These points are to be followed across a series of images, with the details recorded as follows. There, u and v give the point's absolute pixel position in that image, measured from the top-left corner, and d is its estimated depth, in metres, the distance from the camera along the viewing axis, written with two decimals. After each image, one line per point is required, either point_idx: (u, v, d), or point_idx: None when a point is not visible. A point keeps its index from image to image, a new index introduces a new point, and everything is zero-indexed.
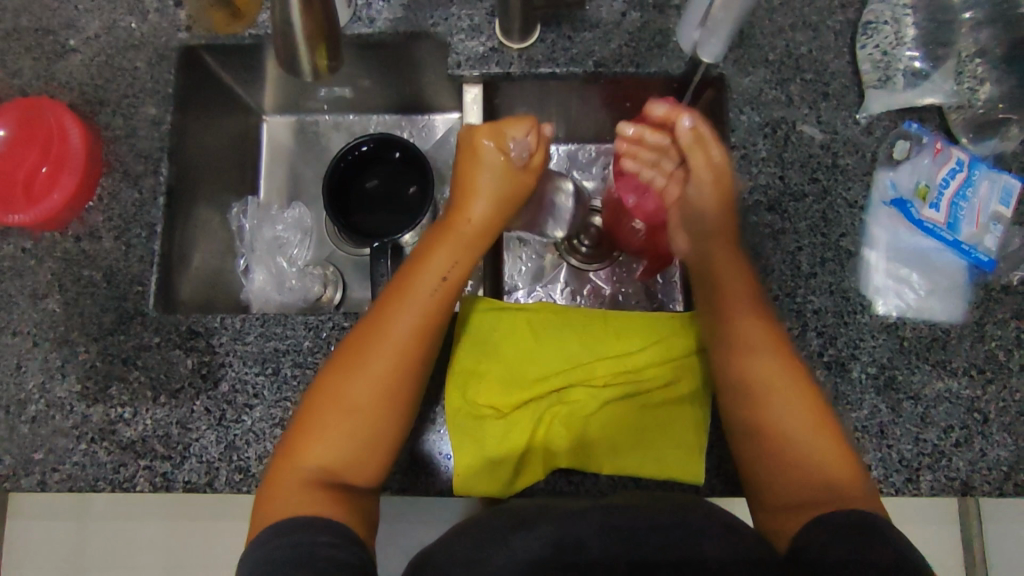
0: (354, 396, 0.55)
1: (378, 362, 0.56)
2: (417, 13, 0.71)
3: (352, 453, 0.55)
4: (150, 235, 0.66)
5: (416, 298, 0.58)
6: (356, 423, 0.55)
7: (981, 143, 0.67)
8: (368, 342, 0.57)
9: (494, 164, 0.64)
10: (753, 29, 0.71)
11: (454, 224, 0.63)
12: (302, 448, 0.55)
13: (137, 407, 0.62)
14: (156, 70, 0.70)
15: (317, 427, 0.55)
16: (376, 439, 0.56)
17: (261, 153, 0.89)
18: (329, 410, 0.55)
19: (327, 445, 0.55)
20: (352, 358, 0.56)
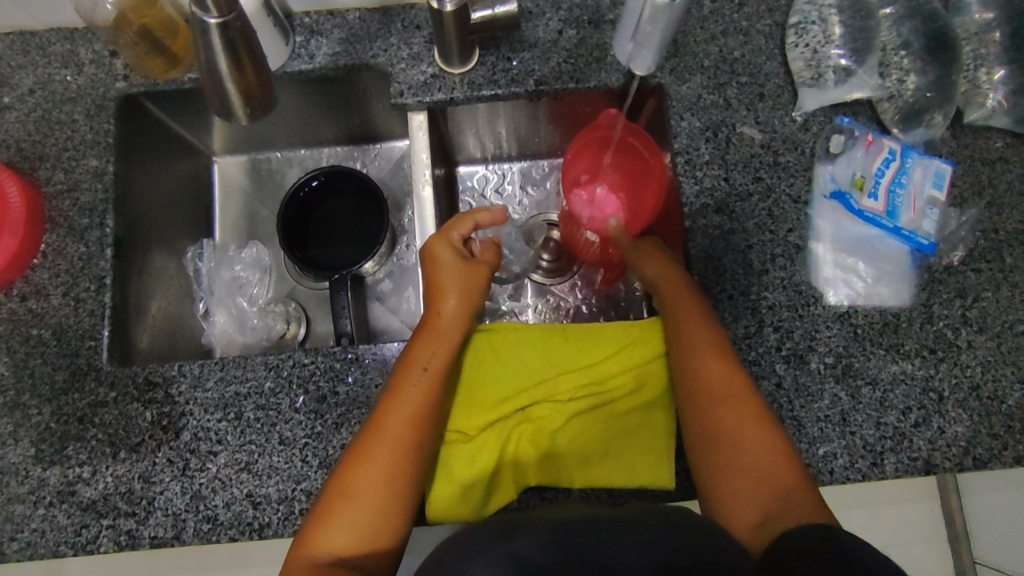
0: (360, 481, 0.54)
1: (381, 448, 0.55)
2: (356, 46, 0.72)
3: (363, 537, 0.53)
4: (99, 288, 0.65)
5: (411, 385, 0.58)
6: (366, 504, 0.54)
7: (910, 133, 0.70)
8: (371, 434, 0.56)
9: (453, 268, 0.64)
10: (686, 38, 0.74)
11: (432, 317, 0.63)
12: (315, 534, 0.53)
13: (96, 465, 0.60)
14: (95, 122, 0.69)
15: (328, 514, 0.53)
16: (388, 521, 0.54)
17: (214, 194, 0.89)
18: (338, 495, 0.54)
19: (339, 530, 0.53)
20: (362, 445, 0.56)
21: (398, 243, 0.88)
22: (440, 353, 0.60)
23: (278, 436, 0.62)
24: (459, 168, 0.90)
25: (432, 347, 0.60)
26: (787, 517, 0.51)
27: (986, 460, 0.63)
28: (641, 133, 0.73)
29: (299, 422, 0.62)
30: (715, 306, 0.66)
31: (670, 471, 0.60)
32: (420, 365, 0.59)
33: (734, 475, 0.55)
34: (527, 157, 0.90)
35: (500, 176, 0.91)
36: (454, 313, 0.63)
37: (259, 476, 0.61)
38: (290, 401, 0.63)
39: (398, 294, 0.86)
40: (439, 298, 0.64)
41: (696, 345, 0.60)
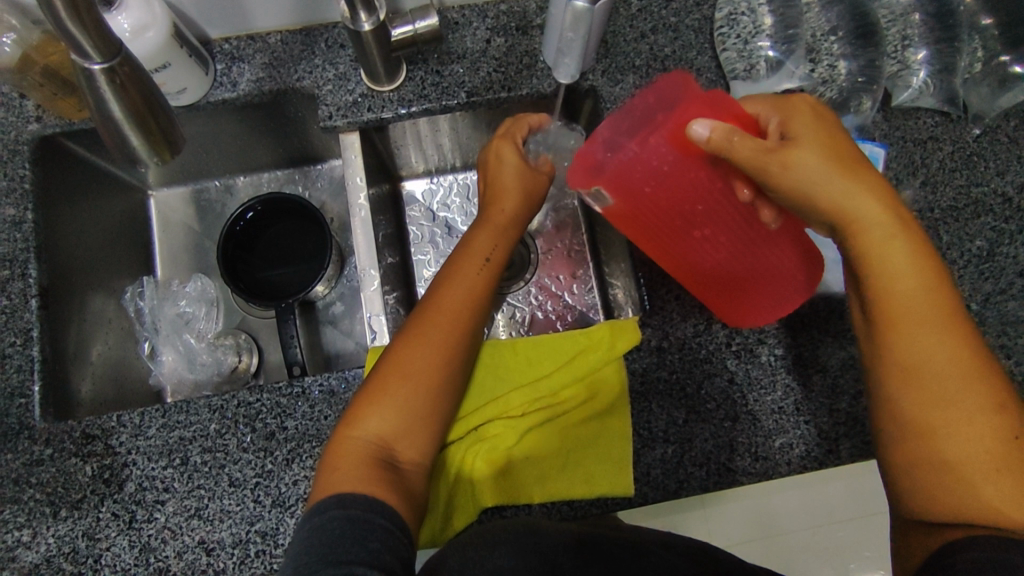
0: (420, 367, 0.56)
1: (432, 333, 0.58)
2: (280, 70, 0.70)
3: (408, 428, 0.55)
4: (26, 341, 0.62)
5: (465, 276, 0.61)
6: (412, 390, 0.56)
7: (843, 119, 0.70)
8: (426, 321, 0.58)
9: (512, 170, 0.67)
10: (616, 38, 0.73)
11: (489, 215, 0.66)
12: (358, 417, 0.55)
13: (36, 527, 0.58)
14: (9, 167, 0.66)
15: (380, 394, 0.55)
16: (429, 413, 0.56)
17: (152, 230, 0.86)
18: (397, 376, 0.56)
19: (387, 417, 0.55)
20: (418, 332, 0.58)
21: (346, 264, 0.86)
22: (494, 247, 0.64)
23: (227, 478, 0.60)
24: (404, 184, 0.89)
25: (485, 242, 0.64)
26: (982, 484, 0.45)
27: None
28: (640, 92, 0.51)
29: (247, 462, 0.60)
30: (663, 307, 0.66)
31: (629, 478, 0.60)
32: (476, 258, 0.62)
33: (931, 430, 0.47)
34: (472, 167, 0.88)
35: (446, 188, 0.89)
36: (510, 216, 0.66)
37: (211, 521, 0.59)
38: (237, 441, 0.61)
39: (351, 316, 0.84)
40: (497, 201, 0.66)
41: (896, 271, 0.49)
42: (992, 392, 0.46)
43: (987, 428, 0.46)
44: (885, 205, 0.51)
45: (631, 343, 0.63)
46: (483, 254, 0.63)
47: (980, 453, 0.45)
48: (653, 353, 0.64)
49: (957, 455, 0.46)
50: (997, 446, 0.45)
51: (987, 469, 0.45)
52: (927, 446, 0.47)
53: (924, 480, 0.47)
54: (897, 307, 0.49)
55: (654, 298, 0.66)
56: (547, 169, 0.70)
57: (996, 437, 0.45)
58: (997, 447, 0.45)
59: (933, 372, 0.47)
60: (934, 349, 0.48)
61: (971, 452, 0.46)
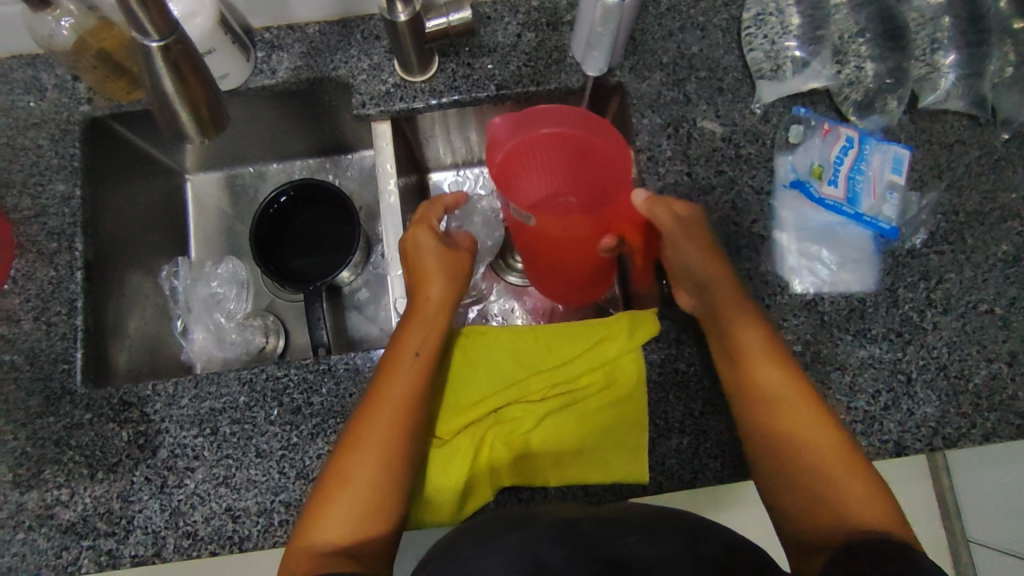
0: (357, 471, 0.55)
1: (370, 434, 0.56)
2: (318, 59, 0.72)
3: (362, 528, 0.54)
4: (70, 311, 0.65)
5: (398, 374, 0.59)
6: (356, 493, 0.54)
7: (867, 119, 0.71)
8: (365, 421, 0.57)
9: (433, 257, 0.65)
10: (645, 35, 0.74)
11: (415, 306, 0.63)
12: (309, 526, 0.54)
13: (74, 487, 0.61)
14: (60, 146, 0.69)
15: (324, 504, 0.54)
16: (382, 507, 0.55)
17: (188, 212, 0.89)
18: (337, 484, 0.55)
19: (336, 520, 0.54)
20: (358, 430, 0.57)
21: (372, 252, 0.88)
22: (426, 340, 0.61)
23: (254, 448, 0.62)
24: (431, 175, 0.91)
25: (417, 336, 0.61)
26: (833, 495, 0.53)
27: (956, 439, 0.64)
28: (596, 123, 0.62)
29: (274, 434, 0.63)
30: None
31: (645, 466, 0.61)
32: (406, 353, 0.60)
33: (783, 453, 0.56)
34: None
35: (472, 181, 0.91)
36: (440, 300, 0.64)
37: (238, 489, 0.61)
38: (265, 414, 0.63)
39: (376, 302, 0.86)
40: (422, 290, 0.64)
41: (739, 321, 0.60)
42: (824, 418, 0.56)
43: (826, 446, 0.55)
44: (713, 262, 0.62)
45: (650, 335, 0.64)
46: (412, 349, 0.60)
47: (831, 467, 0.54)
48: (672, 345, 0.64)
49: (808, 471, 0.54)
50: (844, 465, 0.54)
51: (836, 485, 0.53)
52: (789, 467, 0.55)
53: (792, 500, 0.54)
54: (745, 365, 0.59)
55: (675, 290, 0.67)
56: (467, 245, 0.70)
57: (835, 452, 0.54)
58: (833, 460, 0.54)
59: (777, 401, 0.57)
60: (783, 388, 0.58)
61: (830, 472, 0.54)
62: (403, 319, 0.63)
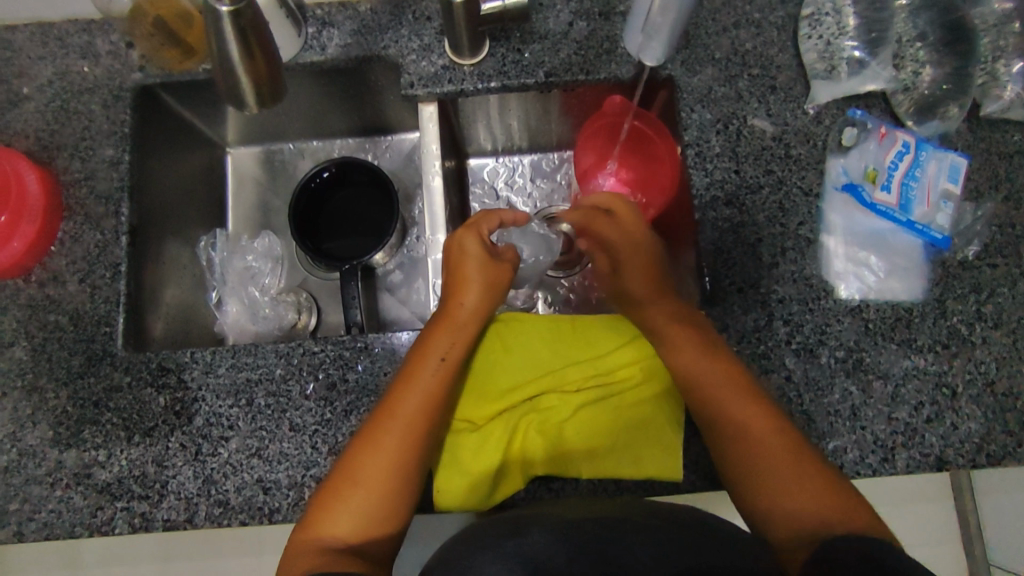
0: (372, 471, 0.54)
1: (388, 434, 0.55)
2: (367, 37, 0.72)
3: (369, 528, 0.54)
4: (114, 276, 0.66)
5: (422, 376, 0.58)
6: (368, 493, 0.54)
7: (925, 125, 0.69)
8: (383, 420, 0.56)
9: (474, 258, 0.65)
10: (698, 29, 0.73)
11: (447, 310, 0.63)
12: (318, 520, 0.54)
13: (110, 448, 0.62)
14: (111, 112, 0.70)
15: (335, 499, 0.54)
16: (389, 509, 0.55)
17: (227, 185, 0.89)
18: (351, 480, 0.54)
19: (346, 515, 0.53)
20: (375, 429, 0.56)
21: (408, 234, 0.88)
22: (453, 345, 0.60)
23: (288, 422, 0.63)
24: (469, 161, 0.90)
25: (445, 339, 0.60)
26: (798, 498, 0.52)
27: (1000, 456, 0.63)
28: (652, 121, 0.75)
29: (308, 409, 0.63)
30: (725, 298, 0.66)
31: (679, 464, 0.61)
32: (432, 357, 0.59)
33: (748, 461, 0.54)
34: (538, 150, 0.90)
35: (510, 169, 0.91)
36: (473, 309, 0.64)
37: (270, 461, 0.62)
38: (301, 388, 0.63)
39: (408, 285, 0.86)
40: (456, 295, 0.64)
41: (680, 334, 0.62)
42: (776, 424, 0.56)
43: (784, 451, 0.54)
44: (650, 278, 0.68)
45: None
46: (440, 353, 0.59)
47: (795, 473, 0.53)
48: None
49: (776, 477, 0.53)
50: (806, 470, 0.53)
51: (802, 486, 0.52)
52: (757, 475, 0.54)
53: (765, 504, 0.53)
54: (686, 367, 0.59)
55: (717, 288, 0.66)
56: (510, 259, 0.69)
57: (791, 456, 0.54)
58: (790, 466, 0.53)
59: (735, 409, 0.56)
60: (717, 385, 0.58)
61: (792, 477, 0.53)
62: (432, 321, 0.63)
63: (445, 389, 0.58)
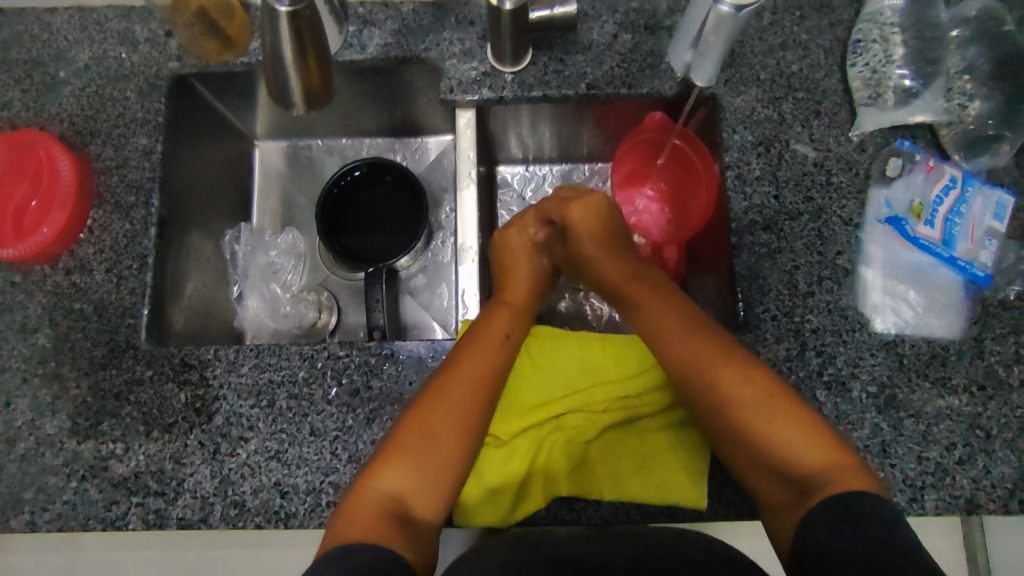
0: (438, 425, 0.55)
1: (458, 390, 0.57)
2: (409, 39, 0.71)
3: (426, 486, 0.53)
4: (141, 267, 0.65)
5: (484, 346, 0.61)
6: (430, 450, 0.54)
7: (973, 160, 0.67)
8: (446, 378, 0.57)
9: (527, 252, 0.71)
10: (743, 49, 0.71)
11: (505, 297, 0.68)
12: (376, 471, 0.53)
13: (129, 442, 0.61)
14: (147, 101, 0.69)
15: (395, 453, 0.53)
16: (450, 470, 0.54)
17: (254, 179, 0.89)
18: (411, 436, 0.54)
19: (406, 469, 0.53)
20: (443, 383, 0.57)
21: (434, 238, 0.87)
22: (512, 324, 0.64)
23: (309, 427, 0.62)
24: (499, 167, 0.89)
25: (503, 320, 0.64)
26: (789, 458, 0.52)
27: None
28: (693, 138, 0.73)
29: (330, 414, 0.62)
30: (758, 325, 0.65)
31: (705, 492, 0.59)
32: (498, 331, 0.63)
33: (732, 425, 0.55)
34: (569, 160, 0.88)
35: (539, 178, 0.90)
36: (522, 303, 0.68)
37: (289, 465, 0.61)
38: (323, 392, 0.62)
39: (431, 290, 0.85)
40: (508, 284, 0.69)
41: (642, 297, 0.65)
42: (763, 385, 0.55)
43: (780, 415, 0.54)
44: (595, 242, 0.69)
45: None
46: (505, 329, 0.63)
47: (786, 437, 0.53)
48: None
49: (768, 439, 0.53)
50: (802, 429, 0.53)
51: (799, 445, 0.52)
52: (744, 443, 0.54)
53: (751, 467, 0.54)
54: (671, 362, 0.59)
55: (750, 314, 0.65)
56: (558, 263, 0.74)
57: (784, 413, 0.54)
58: (781, 429, 0.53)
59: (709, 377, 0.57)
60: (687, 352, 0.59)
61: (780, 437, 0.53)
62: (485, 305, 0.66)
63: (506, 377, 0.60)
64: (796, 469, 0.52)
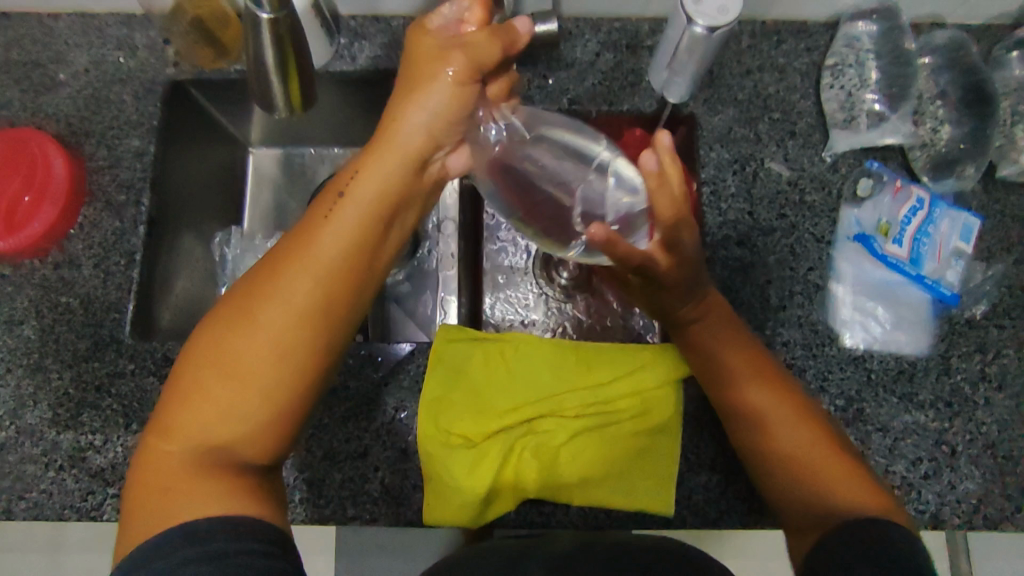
0: (242, 350, 0.44)
1: (280, 295, 0.45)
2: (398, 52, 0.74)
3: (239, 420, 0.44)
4: (128, 263, 0.67)
5: (329, 226, 0.47)
6: (241, 381, 0.44)
7: (941, 182, 0.70)
8: (269, 277, 0.45)
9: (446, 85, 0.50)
10: (722, 69, 0.73)
11: (384, 142, 0.50)
12: (175, 414, 0.44)
13: (107, 434, 0.62)
14: (142, 104, 0.71)
15: (193, 389, 0.44)
16: (274, 406, 0.45)
17: (246, 184, 0.90)
18: (214, 364, 0.44)
19: (209, 406, 0.44)
20: (260, 287, 0.45)
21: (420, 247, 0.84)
22: (384, 197, 0.49)
23: None
24: None
25: (382, 179, 0.49)
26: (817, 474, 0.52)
27: (997, 520, 0.62)
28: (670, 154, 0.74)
29: None
30: None
31: (671, 498, 0.61)
32: (349, 202, 0.48)
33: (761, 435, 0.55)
34: None
35: None
36: (408, 146, 0.50)
37: None
38: None
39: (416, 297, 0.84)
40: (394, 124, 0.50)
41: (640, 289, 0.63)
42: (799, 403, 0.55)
43: (809, 433, 0.53)
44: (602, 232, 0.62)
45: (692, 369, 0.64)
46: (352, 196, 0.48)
47: (817, 456, 0.52)
48: None
49: (797, 454, 0.53)
50: (832, 451, 0.53)
51: (826, 468, 0.52)
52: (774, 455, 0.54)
53: (778, 478, 0.54)
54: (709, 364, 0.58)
55: None
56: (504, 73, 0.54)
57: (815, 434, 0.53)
58: (809, 447, 0.53)
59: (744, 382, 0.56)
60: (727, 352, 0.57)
61: (811, 455, 0.53)
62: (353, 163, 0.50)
63: (349, 301, 0.47)
64: (822, 487, 0.51)
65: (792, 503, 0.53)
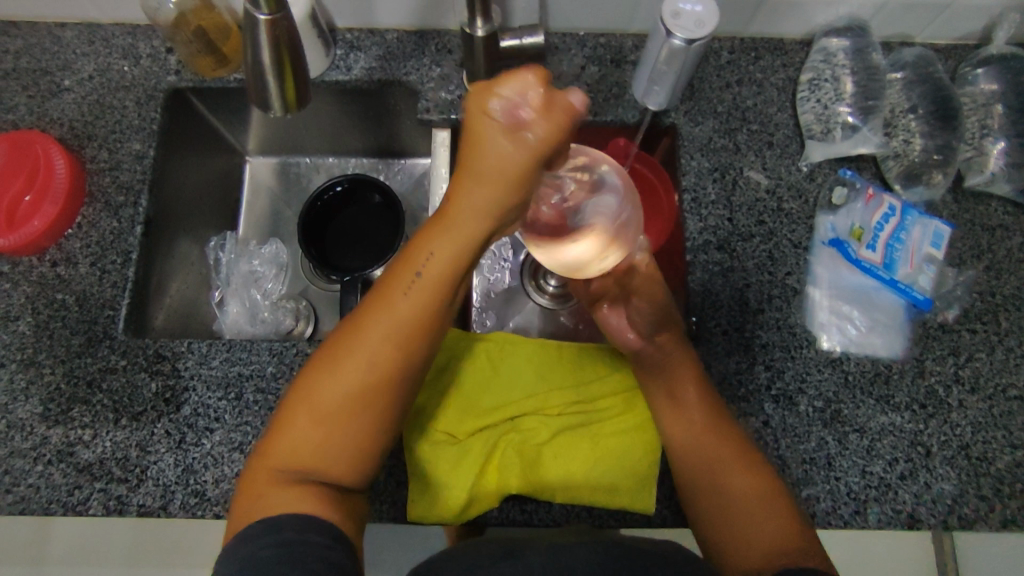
0: (327, 397, 0.48)
1: (359, 352, 0.48)
2: (392, 64, 0.77)
3: (328, 453, 0.48)
4: (125, 262, 0.69)
5: (401, 288, 0.48)
6: (326, 418, 0.48)
7: (911, 191, 0.73)
8: (349, 337, 0.49)
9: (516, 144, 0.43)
10: (702, 83, 0.77)
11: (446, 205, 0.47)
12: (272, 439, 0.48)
13: (97, 428, 0.63)
14: (143, 110, 0.74)
15: (285, 419, 0.48)
16: (357, 437, 0.49)
17: (243, 191, 0.93)
18: (305, 405, 0.48)
19: (298, 439, 0.48)
20: (342, 338, 0.49)
21: None
22: (453, 259, 0.48)
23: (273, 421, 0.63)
24: None
25: (442, 244, 0.47)
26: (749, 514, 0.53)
27: (971, 520, 0.63)
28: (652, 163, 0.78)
29: None
30: (709, 339, 0.67)
31: (652, 498, 0.61)
32: (413, 270, 0.48)
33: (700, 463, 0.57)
34: None
35: None
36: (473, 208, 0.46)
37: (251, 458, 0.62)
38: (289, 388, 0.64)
39: None
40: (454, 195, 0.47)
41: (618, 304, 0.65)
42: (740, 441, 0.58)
43: (743, 469, 0.56)
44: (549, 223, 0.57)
45: None
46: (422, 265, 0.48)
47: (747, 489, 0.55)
48: None
49: (727, 485, 0.55)
50: (768, 490, 0.55)
51: (755, 504, 0.54)
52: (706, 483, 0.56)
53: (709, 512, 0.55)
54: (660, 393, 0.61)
55: (703, 329, 0.68)
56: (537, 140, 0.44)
57: (750, 467, 0.56)
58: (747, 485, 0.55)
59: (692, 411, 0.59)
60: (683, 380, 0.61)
61: (739, 488, 0.55)
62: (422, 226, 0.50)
63: (427, 336, 0.49)
64: (760, 521, 0.53)
65: (728, 536, 0.53)
